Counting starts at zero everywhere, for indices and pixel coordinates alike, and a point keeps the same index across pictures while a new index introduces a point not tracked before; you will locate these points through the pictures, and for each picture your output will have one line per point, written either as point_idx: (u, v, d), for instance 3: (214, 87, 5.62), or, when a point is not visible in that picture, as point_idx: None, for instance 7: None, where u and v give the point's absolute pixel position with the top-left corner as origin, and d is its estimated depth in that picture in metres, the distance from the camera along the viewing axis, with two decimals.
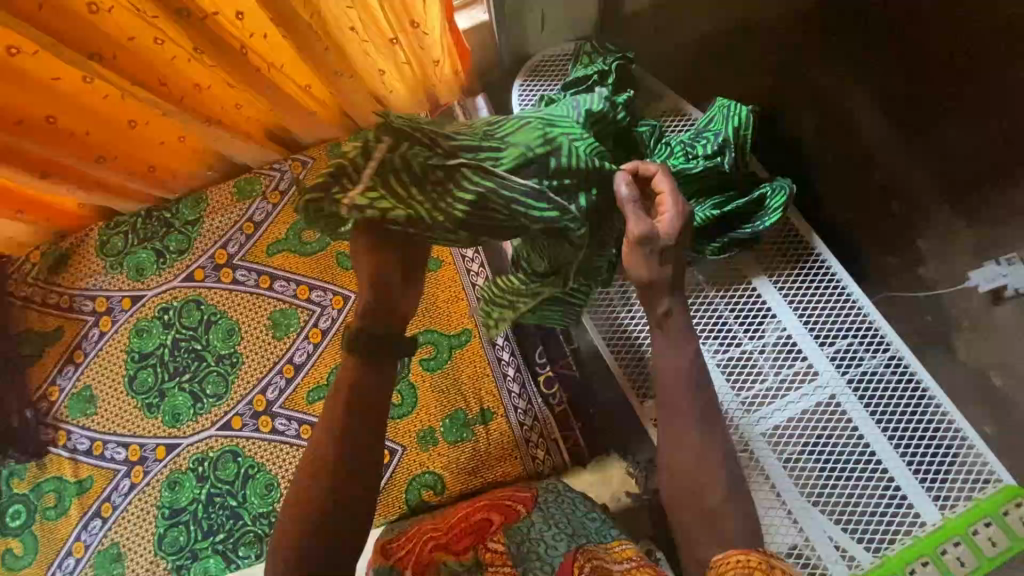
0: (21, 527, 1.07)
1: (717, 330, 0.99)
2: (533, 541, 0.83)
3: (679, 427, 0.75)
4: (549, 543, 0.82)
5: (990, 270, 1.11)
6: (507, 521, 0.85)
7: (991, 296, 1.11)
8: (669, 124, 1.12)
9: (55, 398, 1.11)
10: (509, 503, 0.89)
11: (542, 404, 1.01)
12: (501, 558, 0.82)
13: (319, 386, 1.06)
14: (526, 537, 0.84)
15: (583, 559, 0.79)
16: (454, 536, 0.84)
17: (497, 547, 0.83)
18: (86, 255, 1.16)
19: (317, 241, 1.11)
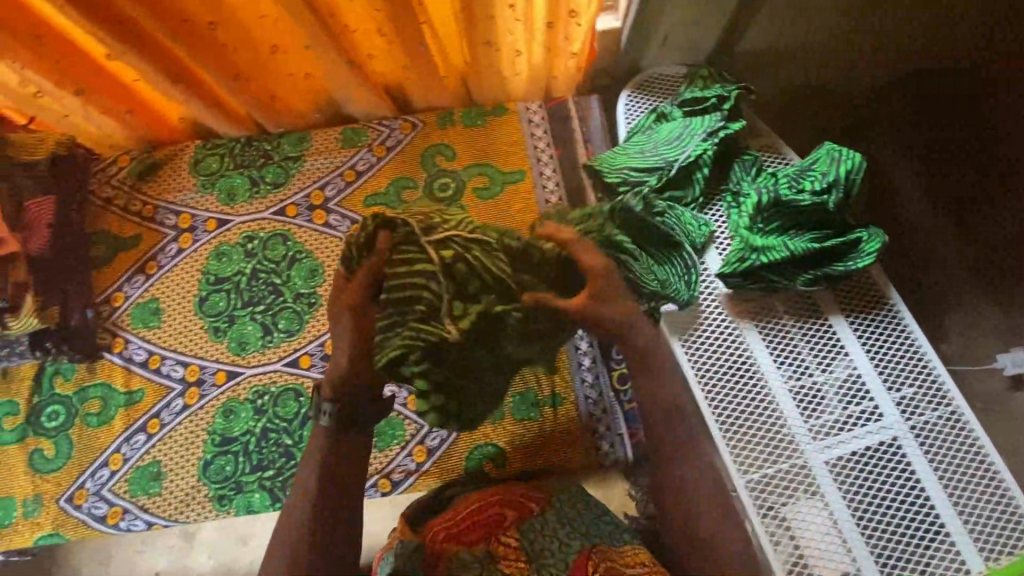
0: (58, 429, 1.02)
1: (791, 358, 1.03)
2: (545, 544, 0.83)
3: (669, 457, 0.82)
4: (562, 540, 0.83)
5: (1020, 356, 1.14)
6: (521, 518, 0.86)
7: (1013, 381, 1.13)
8: (766, 158, 1.16)
9: (119, 305, 1.08)
10: (521, 499, 0.88)
11: (613, 398, 1.03)
12: (514, 551, 0.83)
13: None
14: (540, 533, 0.85)
15: (596, 559, 0.81)
16: (465, 529, 0.85)
17: (509, 541, 0.83)
18: (178, 169, 1.15)
19: (416, 202, 1.13)
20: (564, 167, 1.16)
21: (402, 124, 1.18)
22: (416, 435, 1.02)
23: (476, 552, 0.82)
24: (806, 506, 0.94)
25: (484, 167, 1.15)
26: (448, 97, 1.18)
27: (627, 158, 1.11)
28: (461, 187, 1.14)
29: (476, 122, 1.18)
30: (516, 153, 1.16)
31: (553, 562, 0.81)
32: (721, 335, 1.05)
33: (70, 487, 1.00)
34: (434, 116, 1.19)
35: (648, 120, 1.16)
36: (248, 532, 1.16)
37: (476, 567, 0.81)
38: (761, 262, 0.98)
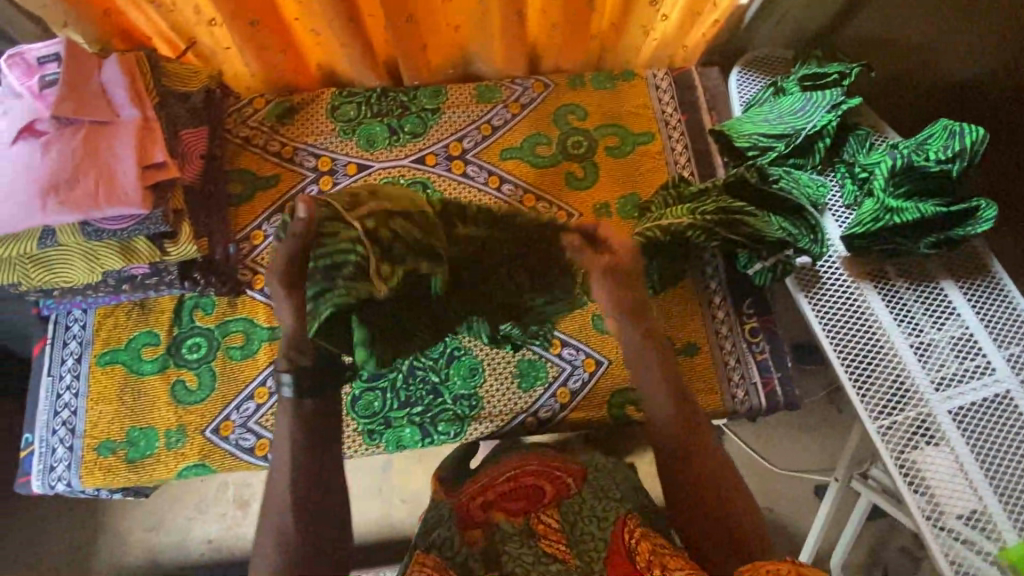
0: (199, 361, 1.01)
1: (909, 318, 1.10)
2: (582, 524, 0.91)
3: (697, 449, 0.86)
4: (599, 520, 0.90)
5: None
6: (558, 494, 0.93)
7: None
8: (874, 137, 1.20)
9: (259, 242, 1.08)
10: (559, 475, 0.95)
11: (746, 349, 1.08)
12: (555, 533, 0.89)
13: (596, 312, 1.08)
14: (577, 514, 0.92)
15: (631, 525, 0.87)
16: (506, 498, 0.93)
17: (549, 520, 0.91)
18: (316, 113, 1.16)
19: (550, 158, 1.17)
20: (691, 130, 1.21)
21: (534, 84, 1.22)
22: (559, 377, 1.05)
23: (522, 524, 0.90)
24: (934, 449, 1.00)
25: (614, 127, 1.19)
26: (580, 60, 1.21)
27: (753, 126, 1.17)
28: (593, 145, 1.18)
29: (605, 85, 1.22)
30: (645, 116, 1.20)
31: (594, 546, 0.88)
32: (844, 294, 1.12)
33: (214, 418, 0.99)
34: (565, 77, 1.23)
35: (766, 93, 1.22)
36: None
37: (517, 537, 0.89)
38: (892, 222, 1.06)
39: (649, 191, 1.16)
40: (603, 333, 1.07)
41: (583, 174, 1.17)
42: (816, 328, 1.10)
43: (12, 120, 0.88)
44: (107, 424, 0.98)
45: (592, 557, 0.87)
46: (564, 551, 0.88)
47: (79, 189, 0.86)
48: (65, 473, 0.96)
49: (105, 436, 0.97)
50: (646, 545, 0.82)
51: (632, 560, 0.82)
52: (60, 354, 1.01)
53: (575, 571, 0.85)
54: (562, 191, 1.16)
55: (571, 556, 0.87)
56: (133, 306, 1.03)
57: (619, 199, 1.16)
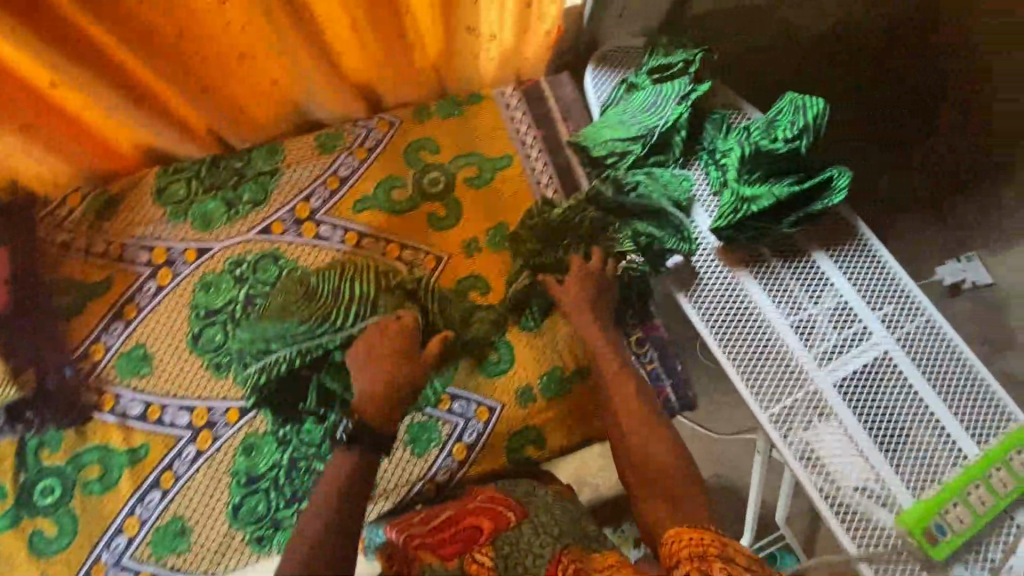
0: (54, 505, 0.93)
1: (786, 297, 1.11)
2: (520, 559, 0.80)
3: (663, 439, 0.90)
4: (535, 552, 0.80)
5: (952, 267, 1.34)
6: (497, 529, 0.83)
7: (951, 288, 1.34)
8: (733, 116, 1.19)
9: (100, 358, 0.98)
10: (501, 510, 0.86)
11: (636, 362, 1.07)
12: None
13: (489, 361, 1.05)
14: (514, 547, 0.81)
15: (567, 560, 0.79)
16: (444, 544, 0.82)
17: (484, 561, 0.79)
18: (140, 199, 1.05)
19: (408, 201, 1.11)
20: (550, 144, 1.17)
21: (379, 123, 1.14)
22: (452, 433, 1.01)
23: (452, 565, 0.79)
24: (823, 426, 1.02)
25: (470, 156, 1.14)
26: (422, 89, 1.14)
27: (608, 133, 1.14)
28: (451, 179, 1.12)
29: (453, 111, 1.16)
30: (500, 138, 1.15)
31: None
32: (722, 285, 1.11)
33: (83, 563, 0.91)
34: (409, 111, 1.16)
35: (620, 92, 1.19)
36: None
37: None
38: (752, 211, 1.06)
39: (519, 218, 1.12)
40: (491, 378, 1.04)
41: (446, 213, 1.11)
42: (699, 324, 1.10)
43: None
44: None
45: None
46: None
47: None
48: None
49: None
50: None
51: None
52: None
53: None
54: (427, 234, 1.10)
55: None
56: None
57: (488, 231, 1.11)
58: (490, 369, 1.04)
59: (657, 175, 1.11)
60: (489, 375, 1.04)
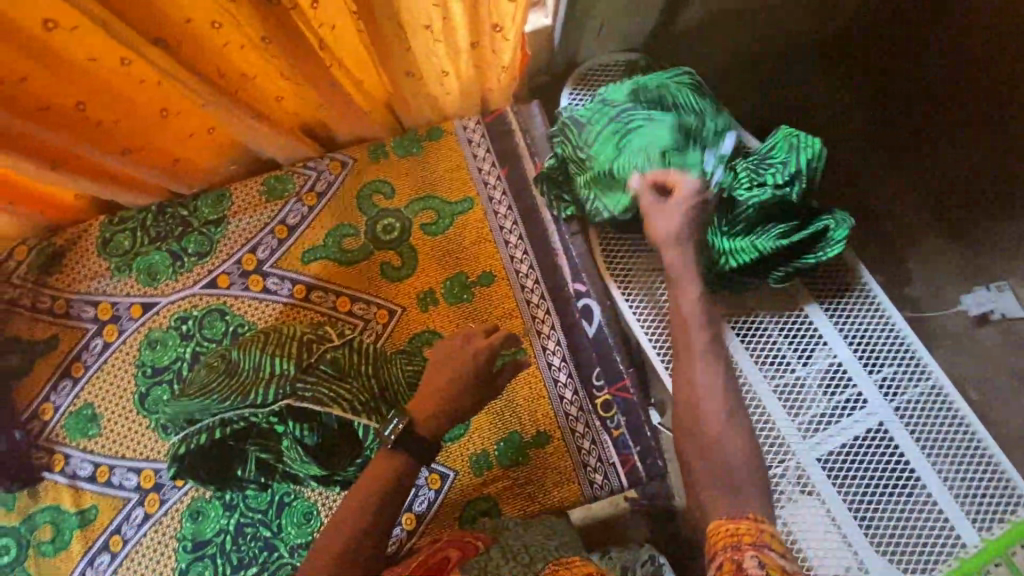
0: (10, 563, 0.94)
1: (771, 356, 1.01)
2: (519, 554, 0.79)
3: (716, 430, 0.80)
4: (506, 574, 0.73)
5: (980, 295, 1.05)
6: (465, 556, 0.77)
7: (978, 320, 1.06)
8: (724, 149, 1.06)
9: (49, 417, 0.97)
10: (467, 539, 0.81)
11: (600, 428, 0.99)
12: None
13: None
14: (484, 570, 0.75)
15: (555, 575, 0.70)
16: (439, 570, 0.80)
17: None
18: (86, 253, 1.02)
19: (359, 249, 1.04)
20: (513, 184, 1.07)
21: (331, 164, 1.07)
22: (403, 501, 0.97)
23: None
24: (800, 504, 0.94)
25: (427, 200, 1.06)
26: (377, 126, 1.05)
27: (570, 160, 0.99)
28: (407, 225, 1.05)
29: (411, 149, 1.07)
30: (460, 179, 1.06)
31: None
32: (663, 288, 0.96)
33: None
34: (364, 150, 1.07)
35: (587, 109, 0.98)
36: None
37: None
38: (732, 263, 0.97)
39: (478, 268, 1.04)
40: (446, 444, 0.99)
41: (400, 262, 1.04)
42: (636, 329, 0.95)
43: None
44: None
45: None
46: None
47: None
48: None
49: None
50: None
51: None
52: None
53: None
54: (379, 285, 1.03)
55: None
56: None
57: (445, 282, 1.04)
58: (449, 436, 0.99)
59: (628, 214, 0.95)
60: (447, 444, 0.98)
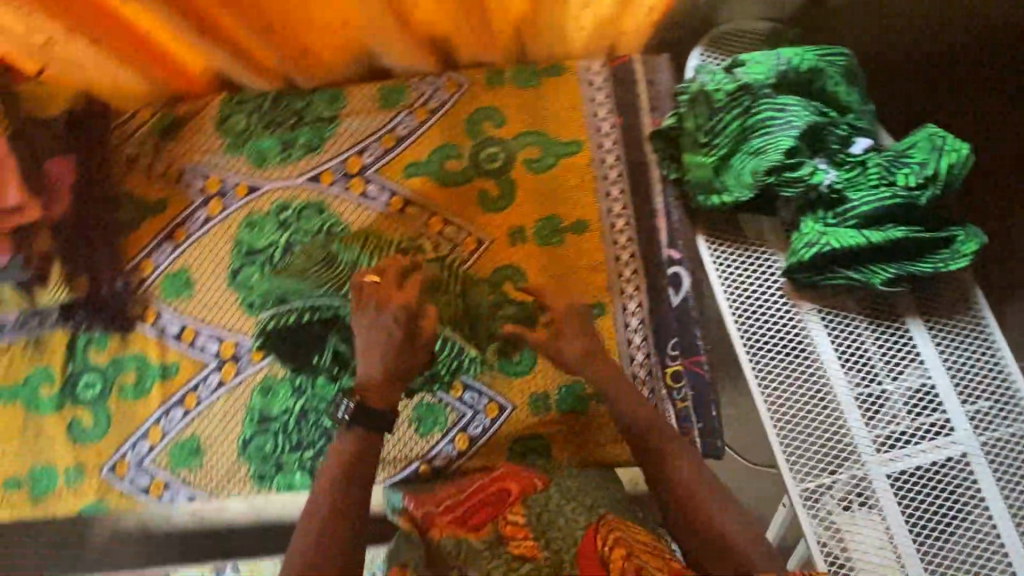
0: (94, 399, 1.00)
1: (859, 362, 0.97)
2: (552, 514, 0.82)
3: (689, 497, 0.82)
4: (570, 514, 0.82)
5: None
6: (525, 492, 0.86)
7: None
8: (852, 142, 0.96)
9: (148, 274, 1.02)
10: (525, 476, 0.89)
11: (665, 396, 0.98)
12: (520, 530, 0.81)
13: (512, 362, 1.00)
14: (546, 509, 0.84)
15: (607, 529, 0.76)
16: (470, 517, 0.84)
17: (516, 519, 0.82)
18: (203, 126, 1.05)
19: (460, 173, 1.03)
20: (627, 134, 1.03)
21: (447, 82, 1.06)
22: (458, 422, 0.99)
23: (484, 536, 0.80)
24: (858, 514, 0.91)
25: (536, 136, 1.03)
26: (498, 52, 1.05)
27: (690, 134, 0.96)
28: (511, 157, 1.03)
29: (530, 82, 1.05)
30: (573, 120, 1.04)
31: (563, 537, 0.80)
32: (758, 267, 1.00)
33: (111, 458, 0.99)
34: (483, 73, 1.05)
35: (729, 86, 0.92)
36: None
37: (486, 552, 0.79)
38: (831, 247, 0.90)
39: (573, 215, 1.02)
40: (510, 377, 1.00)
41: (498, 193, 1.03)
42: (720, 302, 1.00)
43: None
44: (9, 461, 0.99)
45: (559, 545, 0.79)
46: (531, 547, 0.79)
47: None
48: None
49: (8, 473, 0.98)
50: (620, 550, 0.72)
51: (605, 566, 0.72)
52: None
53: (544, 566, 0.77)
54: (473, 211, 1.03)
55: (540, 551, 0.78)
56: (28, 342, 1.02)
57: (537, 221, 1.02)
58: (513, 371, 1.00)
59: (731, 203, 0.95)
60: (510, 378, 1.00)
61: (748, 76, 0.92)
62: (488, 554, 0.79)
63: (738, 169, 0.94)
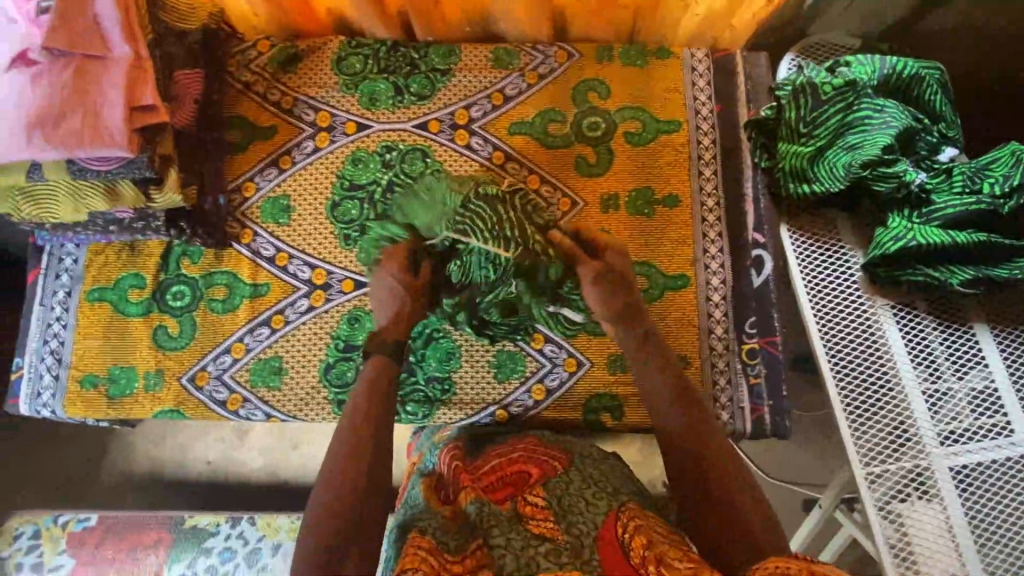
0: (182, 309, 1.02)
1: (927, 360, 1.01)
2: (570, 501, 0.77)
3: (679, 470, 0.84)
4: (589, 499, 0.77)
5: None
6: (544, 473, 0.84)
7: None
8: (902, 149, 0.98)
9: (250, 195, 1.05)
10: (544, 457, 0.88)
11: (740, 371, 1.01)
12: (542, 511, 0.74)
13: None
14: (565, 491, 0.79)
15: (625, 516, 0.74)
16: (493, 491, 0.83)
17: (535, 498, 0.77)
18: (320, 63, 1.09)
19: (562, 137, 1.08)
20: (722, 121, 1.09)
21: (557, 52, 1.11)
22: (536, 373, 1.02)
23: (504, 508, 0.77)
24: (922, 504, 0.94)
25: (638, 111, 1.09)
26: (608, 30, 1.11)
27: (790, 123, 1.01)
28: (612, 127, 1.08)
29: (635, 61, 1.10)
30: (674, 101, 1.09)
31: (583, 521, 0.73)
32: (838, 263, 1.04)
33: (191, 367, 1.00)
34: (592, 48, 1.11)
35: (835, 81, 0.98)
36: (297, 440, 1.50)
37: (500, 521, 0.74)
38: (916, 243, 0.96)
39: (666, 189, 1.06)
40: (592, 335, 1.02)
41: (596, 160, 1.07)
42: (801, 292, 1.04)
43: (5, 48, 0.88)
44: (90, 358, 1.00)
45: (580, 531, 0.72)
46: (552, 529, 0.71)
47: (65, 128, 0.86)
48: (49, 401, 0.99)
49: (88, 370, 0.99)
50: (640, 537, 0.70)
51: (626, 554, 0.69)
52: (51, 286, 1.02)
53: (564, 548, 0.69)
54: (570, 174, 1.07)
55: (560, 531, 0.71)
56: (123, 246, 1.03)
57: (630, 192, 1.07)
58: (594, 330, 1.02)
59: (822, 192, 0.99)
60: (593, 336, 1.02)
61: (848, 76, 0.98)
62: (506, 527, 0.73)
63: (835, 160, 0.98)
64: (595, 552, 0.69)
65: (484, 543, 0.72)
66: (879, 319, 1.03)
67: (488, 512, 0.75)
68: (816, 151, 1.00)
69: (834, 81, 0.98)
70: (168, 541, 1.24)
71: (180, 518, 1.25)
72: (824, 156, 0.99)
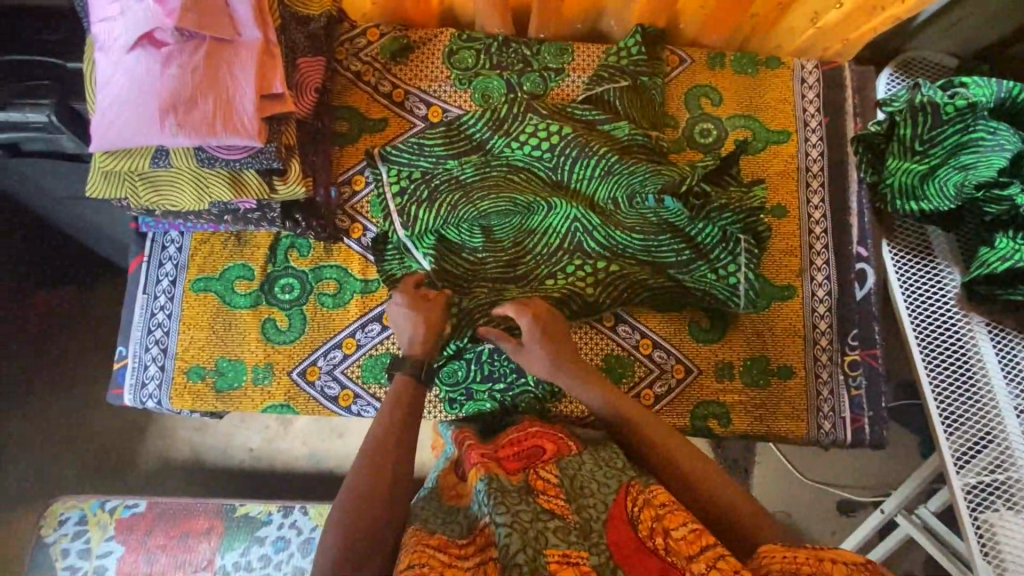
0: (291, 302, 1.00)
1: (1018, 376, 0.99)
2: (583, 480, 0.78)
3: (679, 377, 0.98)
4: (598, 480, 0.78)
5: None
6: (560, 451, 0.85)
7: None
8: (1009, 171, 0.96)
9: (360, 189, 1.03)
10: (561, 438, 0.89)
11: (843, 383, 1.05)
12: (553, 488, 0.76)
13: (699, 323, 1.05)
14: (577, 472, 0.80)
15: (634, 491, 0.77)
16: (506, 463, 0.82)
17: (549, 476, 0.77)
18: (431, 56, 1.07)
19: (674, 142, 1.08)
20: (829, 135, 1.12)
21: (669, 56, 1.12)
22: (645, 378, 1.03)
23: (514, 482, 0.76)
24: (1015, 516, 0.92)
25: (748, 120, 1.10)
26: (722, 36, 1.11)
27: (904, 140, 1.02)
28: (723, 135, 1.09)
29: (747, 70, 1.12)
30: (784, 112, 1.11)
31: (593, 503, 0.75)
32: (932, 276, 1.04)
33: (302, 362, 0.99)
34: (705, 55, 1.12)
35: (956, 102, 0.97)
36: (342, 429, 1.47)
37: (515, 492, 0.74)
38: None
39: (775, 200, 1.10)
40: (698, 342, 1.04)
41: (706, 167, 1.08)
42: (898, 300, 1.03)
43: (132, 26, 0.83)
44: (196, 350, 0.99)
45: (591, 513, 0.73)
46: (563, 506, 0.73)
47: (196, 114, 0.83)
48: (155, 392, 0.98)
49: (194, 362, 0.99)
50: (648, 514, 0.73)
51: (634, 526, 0.72)
52: (155, 274, 1.01)
53: (574, 527, 0.70)
54: None
55: (571, 512, 0.72)
56: (229, 236, 1.02)
57: None
58: (702, 336, 1.04)
59: (930, 210, 1.00)
60: (703, 343, 1.04)
61: (958, 99, 0.98)
62: (519, 498, 0.73)
63: (945, 184, 0.98)
64: (604, 536, 0.70)
65: (490, 521, 0.70)
66: (971, 335, 1.01)
67: (500, 487, 0.73)
68: (916, 175, 1.01)
69: (945, 103, 0.98)
70: (220, 529, 1.22)
71: (232, 506, 1.24)
72: (928, 180, 1.00)
